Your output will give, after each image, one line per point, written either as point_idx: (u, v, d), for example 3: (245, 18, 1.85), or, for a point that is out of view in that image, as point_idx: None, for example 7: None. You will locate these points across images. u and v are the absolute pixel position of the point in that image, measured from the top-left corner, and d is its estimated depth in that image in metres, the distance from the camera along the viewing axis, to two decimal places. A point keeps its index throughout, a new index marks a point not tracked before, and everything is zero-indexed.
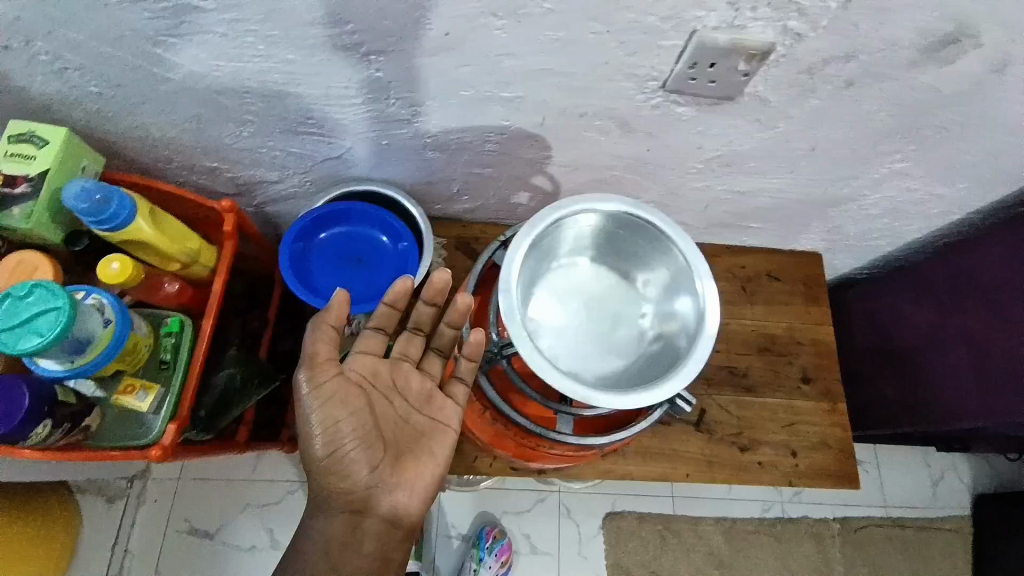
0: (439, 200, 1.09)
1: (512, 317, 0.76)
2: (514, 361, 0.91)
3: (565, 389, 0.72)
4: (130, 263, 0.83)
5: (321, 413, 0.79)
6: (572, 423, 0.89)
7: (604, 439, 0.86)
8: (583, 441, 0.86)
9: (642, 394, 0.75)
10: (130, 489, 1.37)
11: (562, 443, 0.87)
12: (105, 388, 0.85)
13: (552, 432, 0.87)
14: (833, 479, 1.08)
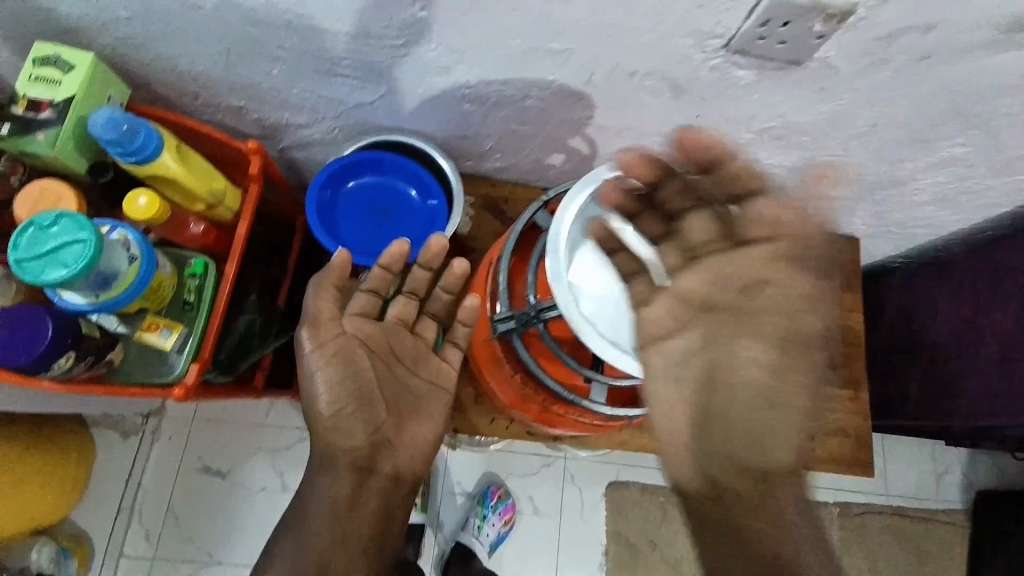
0: (470, 156, 1.05)
1: (559, 277, 0.79)
2: (553, 327, 0.88)
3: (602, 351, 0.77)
4: (158, 199, 0.82)
5: (326, 374, 0.82)
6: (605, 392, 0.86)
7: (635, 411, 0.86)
8: (616, 413, 0.85)
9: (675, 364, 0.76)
10: (145, 426, 1.38)
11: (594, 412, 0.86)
12: (128, 324, 0.84)
13: (585, 400, 0.85)
14: (846, 466, 1.10)
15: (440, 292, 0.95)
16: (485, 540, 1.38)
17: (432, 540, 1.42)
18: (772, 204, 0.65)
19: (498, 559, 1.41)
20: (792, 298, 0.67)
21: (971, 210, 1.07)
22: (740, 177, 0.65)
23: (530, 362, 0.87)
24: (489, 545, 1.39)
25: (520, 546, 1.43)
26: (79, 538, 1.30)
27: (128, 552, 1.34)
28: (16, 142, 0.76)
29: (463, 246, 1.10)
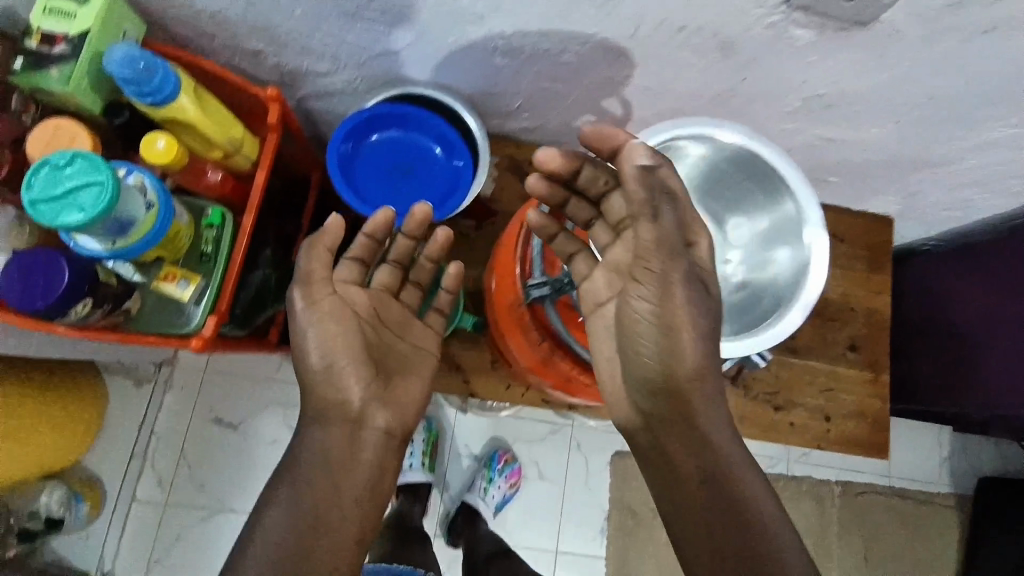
0: (497, 114, 1.00)
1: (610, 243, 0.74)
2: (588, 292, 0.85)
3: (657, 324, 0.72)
4: (176, 145, 0.78)
5: (326, 327, 0.78)
6: None
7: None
8: None
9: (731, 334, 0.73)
10: (158, 375, 1.39)
11: None
12: (144, 273, 0.83)
13: None
14: (863, 448, 1.09)
15: (426, 261, 0.93)
16: (490, 501, 1.39)
17: (438, 498, 1.44)
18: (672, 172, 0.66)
19: (502, 520, 1.43)
20: (674, 250, 0.64)
21: (1015, 194, 1.03)
22: None
23: (562, 330, 0.85)
24: (494, 506, 1.40)
25: (524, 509, 1.45)
26: (91, 480, 1.31)
27: (140, 496, 1.36)
28: (29, 77, 0.73)
29: (485, 209, 1.06)
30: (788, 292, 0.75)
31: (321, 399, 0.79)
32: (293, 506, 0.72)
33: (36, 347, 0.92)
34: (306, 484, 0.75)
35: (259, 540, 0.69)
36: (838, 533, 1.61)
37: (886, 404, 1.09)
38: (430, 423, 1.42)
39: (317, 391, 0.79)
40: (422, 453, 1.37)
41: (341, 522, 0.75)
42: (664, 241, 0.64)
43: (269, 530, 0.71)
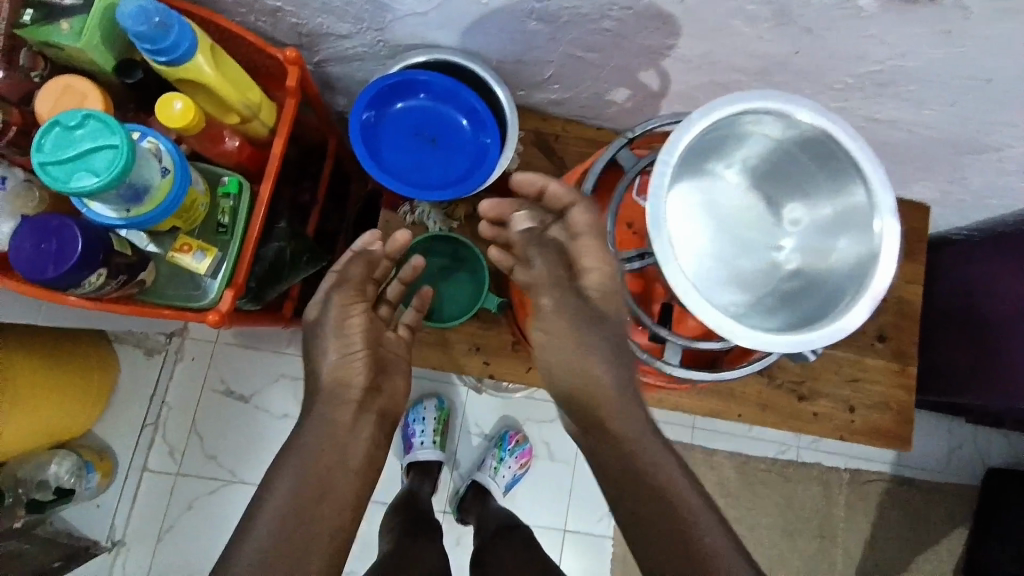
0: (525, 83, 0.95)
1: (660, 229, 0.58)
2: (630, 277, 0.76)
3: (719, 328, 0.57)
4: (194, 106, 0.74)
5: (334, 325, 0.81)
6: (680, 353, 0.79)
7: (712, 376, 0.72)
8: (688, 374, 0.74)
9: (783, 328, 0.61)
10: (168, 345, 1.37)
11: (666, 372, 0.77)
12: (158, 244, 0.80)
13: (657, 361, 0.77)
14: (885, 439, 1.07)
15: (394, 283, 0.90)
16: (501, 481, 1.36)
17: (448, 476, 1.42)
18: (584, 211, 0.71)
19: (512, 498, 1.42)
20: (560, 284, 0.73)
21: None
22: (556, 200, 0.73)
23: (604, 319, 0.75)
24: (504, 486, 1.37)
25: (534, 488, 1.44)
26: (102, 451, 1.32)
27: (150, 467, 1.35)
28: (38, 32, 0.71)
29: (508, 184, 1.02)
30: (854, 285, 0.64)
31: (338, 378, 0.80)
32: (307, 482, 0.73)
33: (34, 318, 0.87)
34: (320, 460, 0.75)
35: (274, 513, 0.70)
36: (845, 521, 1.60)
37: (910, 396, 1.07)
38: (441, 400, 1.40)
39: (333, 368, 0.80)
40: (433, 431, 1.35)
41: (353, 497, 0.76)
42: (549, 283, 0.73)
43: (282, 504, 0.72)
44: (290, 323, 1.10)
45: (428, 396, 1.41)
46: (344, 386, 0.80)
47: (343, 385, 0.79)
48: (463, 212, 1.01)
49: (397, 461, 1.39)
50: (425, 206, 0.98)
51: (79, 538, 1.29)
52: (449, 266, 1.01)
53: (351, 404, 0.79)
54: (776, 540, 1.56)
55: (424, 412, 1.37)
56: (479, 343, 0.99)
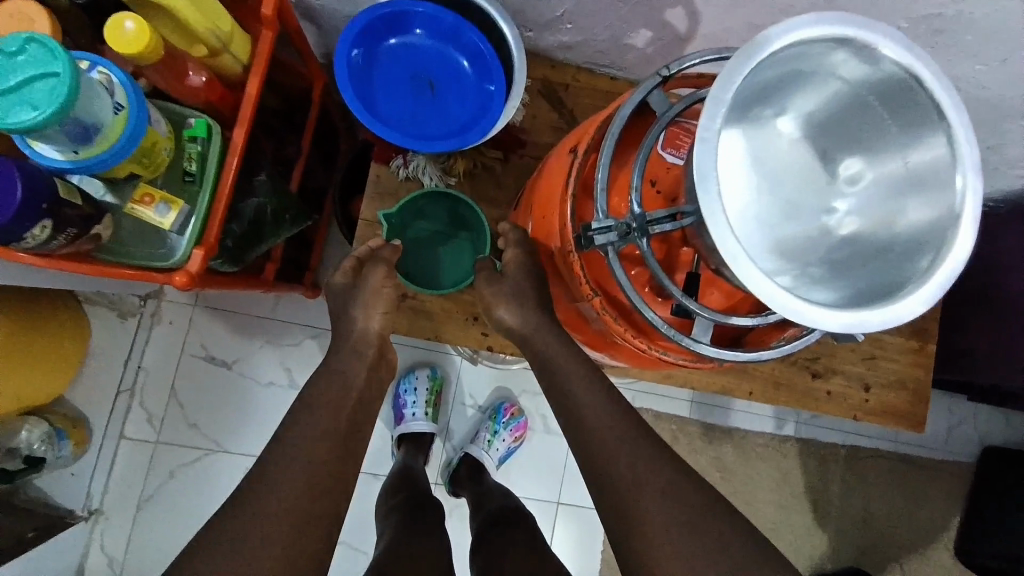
0: (534, 23, 0.85)
1: (707, 184, 0.42)
2: (654, 241, 0.58)
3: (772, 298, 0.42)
4: (148, 27, 0.63)
5: (371, 290, 0.80)
6: (710, 331, 0.58)
7: (752, 355, 0.58)
8: (723, 356, 0.57)
9: (855, 316, 0.43)
10: (144, 308, 1.29)
11: (692, 354, 0.57)
12: (116, 194, 0.71)
13: (684, 340, 0.56)
14: (898, 420, 1.02)
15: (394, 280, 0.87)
16: (494, 454, 1.31)
17: (440, 449, 1.37)
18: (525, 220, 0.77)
19: (505, 472, 1.38)
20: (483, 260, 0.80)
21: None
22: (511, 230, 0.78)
23: (629, 292, 0.56)
24: (498, 459, 1.32)
25: (528, 462, 1.39)
26: (75, 418, 1.22)
27: (129, 434, 1.29)
28: None
29: (513, 138, 0.93)
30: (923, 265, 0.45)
31: (359, 337, 0.80)
32: (300, 460, 0.68)
33: None
34: (312, 436, 0.70)
35: (266, 494, 0.65)
36: (841, 497, 1.58)
37: (928, 375, 1.02)
38: (434, 370, 1.33)
39: (359, 326, 0.80)
40: (425, 402, 1.29)
41: (346, 476, 0.71)
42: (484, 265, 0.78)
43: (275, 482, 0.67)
44: (274, 288, 1.02)
45: (419, 366, 1.34)
46: (359, 342, 0.80)
47: (360, 345, 0.80)
48: (463, 166, 0.91)
49: (387, 433, 1.33)
50: (420, 160, 0.88)
51: (56, 507, 1.21)
52: (445, 233, 0.93)
53: (363, 364, 0.79)
54: (772, 515, 1.54)
55: (415, 382, 1.30)
56: (476, 313, 0.91)
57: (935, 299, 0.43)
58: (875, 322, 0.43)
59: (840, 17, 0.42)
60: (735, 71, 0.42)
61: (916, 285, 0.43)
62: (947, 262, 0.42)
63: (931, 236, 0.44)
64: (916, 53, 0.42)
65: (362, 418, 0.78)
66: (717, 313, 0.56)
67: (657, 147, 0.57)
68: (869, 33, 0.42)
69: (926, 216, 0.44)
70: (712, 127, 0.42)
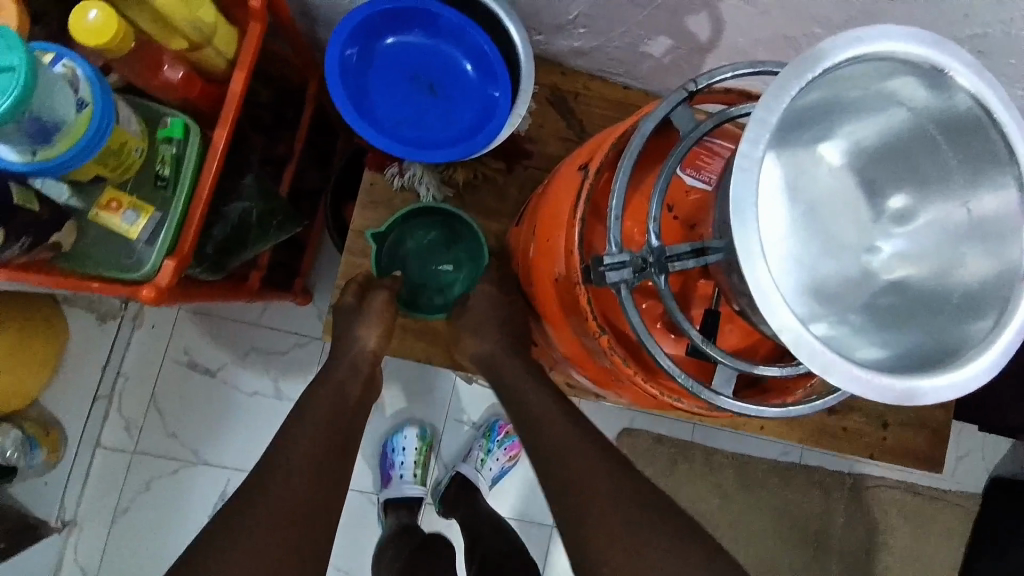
0: (544, 26, 0.79)
1: (746, 220, 0.36)
2: (672, 279, 0.53)
3: (816, 359, 0.36)
4: (114, 16, 0.57)
5: (372, 318, 0.78)
6: (733, 380, 0.51)
7: (777, 411, 0.50)
8: (748, 410, 0.50)
9: (906, 382, 0.37)
10: (125, 310, 1.20)
11: (711, 406, 0.51)
12: (82, 197, 0.65)
13: (704, 390, 0.50)
14: (917, 461, 0.96)
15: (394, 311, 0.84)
16: (487, 474, 1.21)
17: (431, 468, 1.23)
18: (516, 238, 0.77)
19: (497, 493, 1.27)
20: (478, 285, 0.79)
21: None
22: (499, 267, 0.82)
23: (642, 334, 0.49)
24: (490, 479, 1.22)
25: (525, 479, 1.29)
26: (47, 423, 1.11)
27: (105, 442, 1.21)
28: None
29: (517, 149, 0.87)
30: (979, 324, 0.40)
31: (356, 355, 0.78)
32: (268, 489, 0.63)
33: None
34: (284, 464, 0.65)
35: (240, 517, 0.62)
36: (844, 528, 1.49)
37: (948, 413, 0.96)
38: (424, 427, 1.21)
39: (357, 344, 0.79)
40: (414, 463, 1.17)
41: (325, 499, 0.68)
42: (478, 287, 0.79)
43: (250, 506, 0.64)
44: (262, 298, 0.97)
45: (410, 392, 1.22)
46: (352, 357, 0.78)
47: (358, 362, 0.79)
48: (463, 177, 0.85)
49: (375, 449, 1.22)
50: (415, 169, 0.83)
51: (26, 516, 1.11)
52: (447, 239, 0.86)
53: (359, 379, 0.78)
54: (770, 545, 1.46)
55: (404, 441, 1.18)
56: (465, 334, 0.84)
57: (999, 368, 0.37)
58: (929, 391, 0.37)
59: (906, 35, 0.37)
60: (783, 91, 0.37)
61: (975, 349, 0.38)
62: (1010, 326, 0.37)
63: (994, 294, 0.38)
64: (985, 85, 0.37)
65: (345, 435, 0.73)
66: (739, 361, 0.49)
67: (677, 170, 0.52)
68: (939, 58, 0.37)
69: (989, 269, 0.39)
70: (754, 154, 0.37)
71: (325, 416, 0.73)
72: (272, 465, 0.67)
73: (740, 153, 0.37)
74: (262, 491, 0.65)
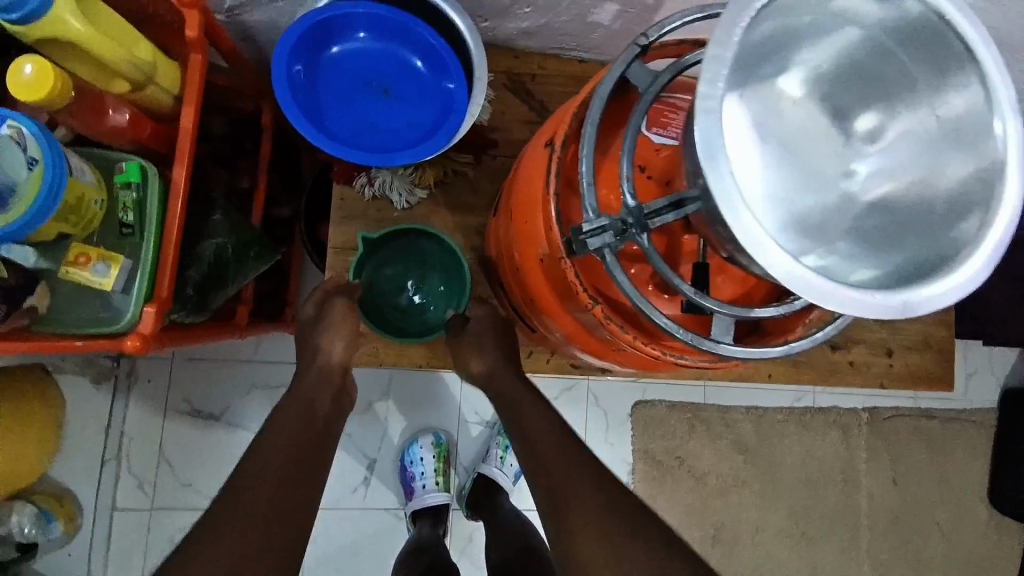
0: (489, 12, 0.78)
1: (718, 160, 0.36)
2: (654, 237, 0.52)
3: (813, 290, 0.36)
4: (50, 67, 0.56)
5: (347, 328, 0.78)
6: (732, 327, 0.51)
7: (781, 350, 0.50)
8: (752, 355, 0.49)
9: (904, 294, 0.37)
10: (118, 369, 1.14)
11: (716, 357, 0.50)
12: (50, 258, 0.64)
13: (706, 341, 0.49)
14: (929, 382, 0.96)
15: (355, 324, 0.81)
16: (509, 472, 1.19)
17: (453, 475, 1.23)
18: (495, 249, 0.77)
19: (522, 493, 1.25)
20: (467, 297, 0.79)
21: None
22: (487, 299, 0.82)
23: (635, 296, 0.48)
24: (513, 476, 1.20)
25: None
26: (60, 494, 1.08)
27: (122, 504, 1.16)
28: None
29: (482, 139, 0.87)
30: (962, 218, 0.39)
31: (322, 363, 0.76)
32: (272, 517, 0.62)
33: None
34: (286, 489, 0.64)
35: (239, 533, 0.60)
36: (868, 463, 1.50)
37: (949, 332, 0.96)
38: (437, 434, 1.20)
39: (322, 354, 0.76)
40: (433, 472, 1.16)
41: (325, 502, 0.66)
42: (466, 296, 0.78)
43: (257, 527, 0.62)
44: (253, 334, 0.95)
45: (415, 403, 1.21)
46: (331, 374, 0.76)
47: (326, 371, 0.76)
48: (433, 176, 0.84)
49: (391, 465, 1.21)
50: (383, 176, 0.82)
51: None
52: (424, 266, 0.87)
53: (331, 387, 0.76)
54: (799, 493, 1.46)
55: (421, 451, 1.17)
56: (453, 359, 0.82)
57: (993, 264, 0.37)
58: (928, 299, 0.37)
59: None
60: (731, 28, 0.37)
61: (966, 249, 0.37)
62: (998, 221, 0.37)
63: (979, 191, 0.38)
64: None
65: (325, 432, 0.72)
66: (736, 308, 0.49)
67: (642, 129, 0.52)
68: None
69: (967, 169, 0.39)
70: (715, 94, 0.36)
71: (305, 413, 0.71)
72: (254, 468, 0.64)
73: (702, 93, 0.36)
74: (244, 496, 0.61)
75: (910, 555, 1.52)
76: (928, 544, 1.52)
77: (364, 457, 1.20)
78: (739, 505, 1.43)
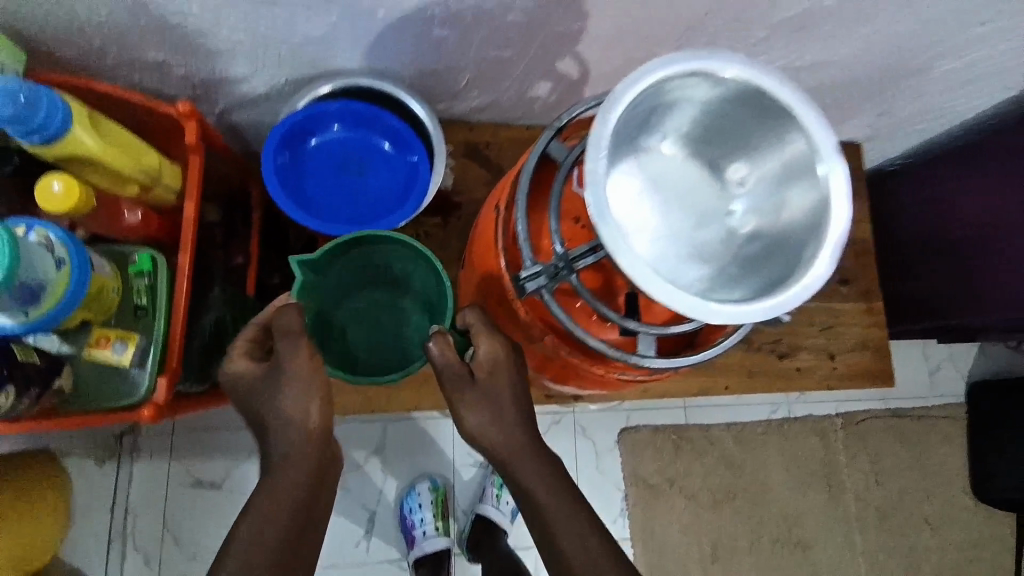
0: (444, 95, 0.92)
1: (606, 217, 0.47)
2: (584, 275, 0.62)
3: (693, 306, 0.46)
4: (74, 183, 0.66)
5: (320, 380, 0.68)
6: (656, 343, 0.61)
7: (697, 357, 0.60)
8: (674, 364, 0.59)
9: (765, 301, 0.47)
10: (121, 446, 1.19)
11: (645, 370, 0.60)
12: (72, 342, 0.72)
13: (633, 357, 0.59)
14: (871, 379, 1.06)
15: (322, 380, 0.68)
16: (505, 509, 1.24)
17: (453, 520, 1.27)
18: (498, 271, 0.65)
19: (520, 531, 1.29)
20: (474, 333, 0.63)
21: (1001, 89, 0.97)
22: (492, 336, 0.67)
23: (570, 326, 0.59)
24: (510, 514, 1.24)
25: None
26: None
27: None
28: None
29: (448, 202, 0.99)
30: (809, 237, 0.49)
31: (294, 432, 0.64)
32: None
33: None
34: None
35: None
36: (848, 465, 1.57)
37: (883, 332, 1.07)
38: (434, 479, 1.25)
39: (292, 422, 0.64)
40: (433, 518, 1.20)
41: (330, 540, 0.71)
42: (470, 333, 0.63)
43: None
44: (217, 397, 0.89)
45: (410, 450, 1.27)
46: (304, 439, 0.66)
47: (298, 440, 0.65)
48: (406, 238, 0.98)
49: (391, 515, 1.25)
50: None
51: None
52: (391, 295, 0.95)
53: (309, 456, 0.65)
54: (785, 501, 1.52)
55: (419, 498, 1.22)
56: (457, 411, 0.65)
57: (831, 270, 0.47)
58: (783, 304, 0.46)
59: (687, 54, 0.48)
60: (606, 119, 0.48)
61: (811, 262, 0.47)
62: (831, 237, 0.47)
63: (815, 217, 0.49)
64: (756, 67, 0.48)
65: None
66: (655, 327, 0.59)
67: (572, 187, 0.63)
68: (713, 62, 0.48)
69: (805, 201, 0.49)
70: (599, 169, 0.47)
71: None
72: None
73: (589, 172, 0.47)
74: None
75: (901, 552, 1.56)
76: (916, 540, 1.57)
77: (365, 508, 1.24)
78: (729, 519, 1.49)
